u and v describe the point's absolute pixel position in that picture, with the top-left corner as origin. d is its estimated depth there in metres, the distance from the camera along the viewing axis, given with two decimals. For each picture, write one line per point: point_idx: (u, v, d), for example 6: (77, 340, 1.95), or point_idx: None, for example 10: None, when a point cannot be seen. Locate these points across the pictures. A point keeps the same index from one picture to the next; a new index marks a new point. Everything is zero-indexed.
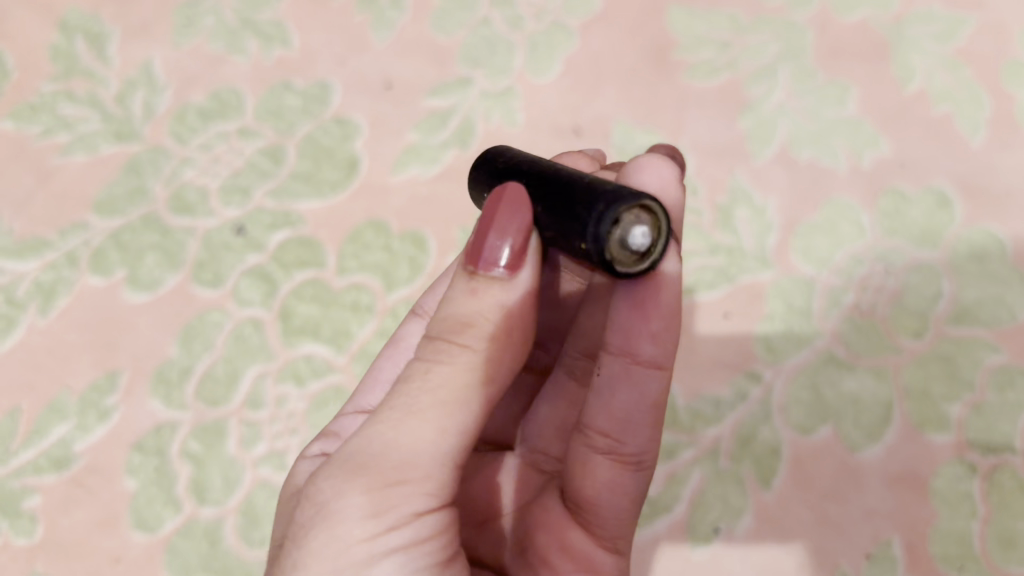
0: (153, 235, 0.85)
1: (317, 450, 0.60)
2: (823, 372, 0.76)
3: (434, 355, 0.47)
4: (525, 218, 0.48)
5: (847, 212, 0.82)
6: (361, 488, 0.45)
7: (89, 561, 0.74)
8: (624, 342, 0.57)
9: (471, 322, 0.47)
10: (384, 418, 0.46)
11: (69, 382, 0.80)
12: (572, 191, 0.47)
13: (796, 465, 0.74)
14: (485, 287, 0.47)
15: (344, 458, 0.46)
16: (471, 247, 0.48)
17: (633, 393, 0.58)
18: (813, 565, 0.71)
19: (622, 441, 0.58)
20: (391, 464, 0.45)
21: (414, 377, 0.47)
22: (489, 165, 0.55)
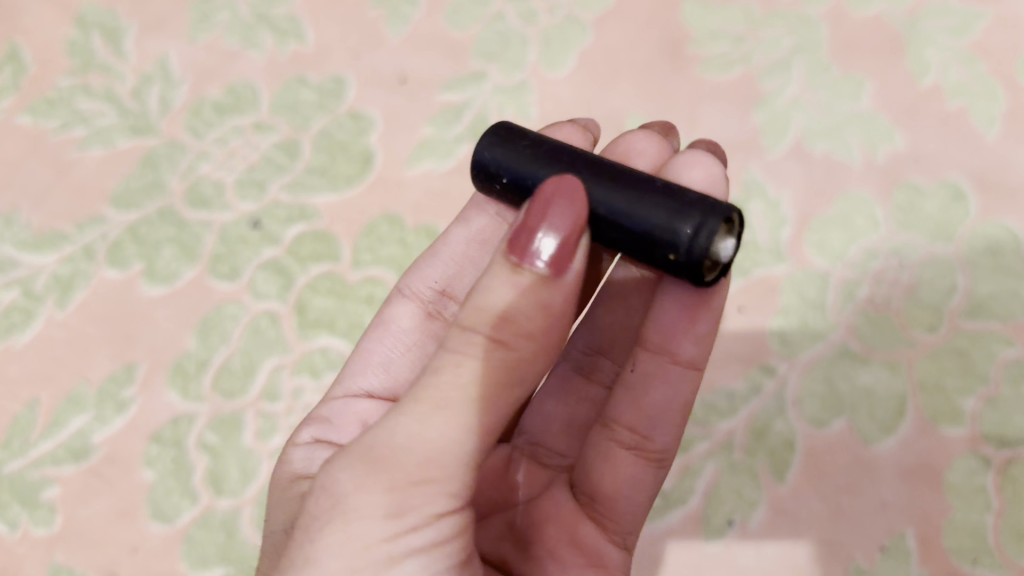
0: (170, 228, 0.85)
1: (307, 437, 0.60)
2: (837, 366, 0.76)
3: (467, 347, 0.44)
4: (580, 213, 0.44)
5: (861, 206, 0.82)
6: (380, 486, 0.43)
7: (107, 551, 0.75)
8: (666, 340, 0.58)
9: (508, 318, 0.43)
10: (407, 412, 0.44)
11: (87, 374, 0.81)
12: (649, 194, 0.48)
13: (810, 458, 0.74)
14: (530, 281, 0.43)
15: (361, 450, 0.44)
16: (518, 240, 0.44)
17: (668, 391, 0.59)
18: (828, 558, 0.71)
19: (649, 437, 0.59)
20: (412, 463, 0.43)
21: (441, 372, 0.44)
22: (506, 143, 0.52)
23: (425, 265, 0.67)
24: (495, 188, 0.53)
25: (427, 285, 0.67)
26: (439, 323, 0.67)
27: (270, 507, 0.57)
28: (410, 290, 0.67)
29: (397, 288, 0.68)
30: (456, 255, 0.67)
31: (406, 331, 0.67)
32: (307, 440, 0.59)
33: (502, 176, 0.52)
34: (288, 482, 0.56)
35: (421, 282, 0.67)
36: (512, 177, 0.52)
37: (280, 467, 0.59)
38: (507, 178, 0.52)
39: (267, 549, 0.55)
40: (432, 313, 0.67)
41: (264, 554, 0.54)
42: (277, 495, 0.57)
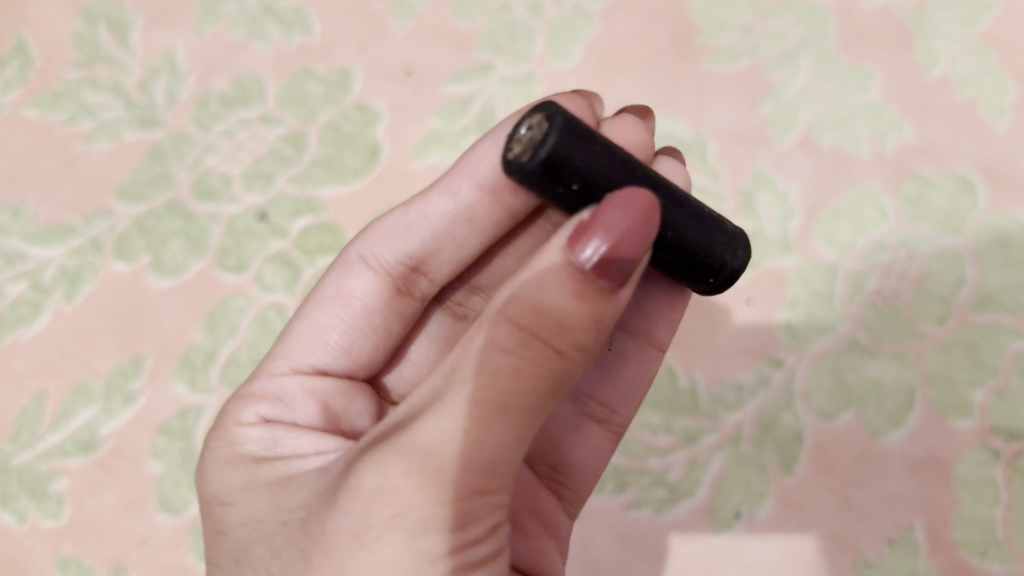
0: (177, 221, 0.85)
1: (254, 416, 0.56)
2: (846, 358, 0.76)
3: (526, 352, 0.41)
4: (650, 226, 0.42)
5: (869, 198, 0.82)
6: (442, 498, 0.41)
7: (115, 543, 0.75)
8: (643, 324, 0.66)
9: (565, 326, 0.41)
10: (460, 418, 0.40)
11: (94, 366, 0.81)
12: (699, 216, 0.53)
13: (818, 450, 0.74)
14: (590, 292, 0.41)
15: (413, 458, 0.41)
16: (586, 242, 0.41)
17: (640, 371, 0.67)
18: (835, 549, 0.72)
19: (617, 412, 0.67)
20: (472, 474, 0.41)
21: (495, 375, 0.40)
22: (579, 141, 0.48)
23: (393, 231, 0.63)
24: (555, 187, 0.49)
25: (397, 257, 0.63)
26: (397, 295, 0.64)
27: (235, 494, 0.51)
28: (376, 260, 0.63)
29: (357, 253, 0.63)
30: (436, 230, 0.62)
31: (362, 302, 0.63)
32: (255, 420, 0.56)
33: (574, 179, 0.48)
34: (250, 464, 0.52)
35: (390, 252, 0.63)
36: (584, 181, 0.48)
37: (226, 446, 0.55)
38: (579, 185, 0.49)
39: (232, 537, 0.50)
40: (397, 286, 0.64)
41: (244, 548, 0.49)
42: (240, 482, 0.52)
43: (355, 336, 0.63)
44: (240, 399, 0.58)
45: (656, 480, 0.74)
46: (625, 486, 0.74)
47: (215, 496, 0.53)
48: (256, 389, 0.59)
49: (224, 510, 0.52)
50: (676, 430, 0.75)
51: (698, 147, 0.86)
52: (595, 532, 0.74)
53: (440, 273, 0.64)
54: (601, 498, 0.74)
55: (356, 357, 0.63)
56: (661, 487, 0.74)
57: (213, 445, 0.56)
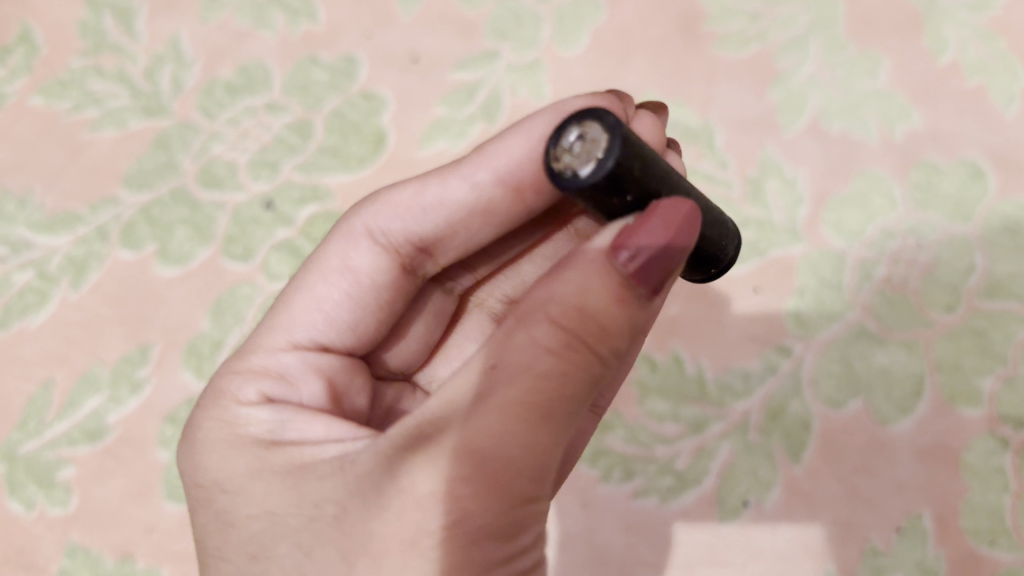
0: (183, 209, 0.85)
1: (255, 394, 0.54)
2: (854, 347, 0.76)
3: (569, 354, 0.41)
4: (690, 234, 0.44)
5: (878, 184, 0.81)
6: (499, 504, 0.40)
7: (122, 531, 0.75)
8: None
9: (606, 329, 0.42)
10: (512, 419, 0.40)
11: (102, 354, 0.81)
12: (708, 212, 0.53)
13: (825, 438, 0.74)
14: (629, 296, 0.42)
15: (467, 461, 0.40)
16: (627, 247, 0.42)
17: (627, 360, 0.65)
18: (843, 537, 0.71)
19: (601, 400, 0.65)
20: (525, 479, 0.41)
21: (543, 377, 0.41)
22: (633, 148, 0.44)
23: (403, 211, 0.61)
24: (609, 200, 0.45)
25: (406, 238, 0.61)
26: (401, 275, 0.62)
27: (243, 483, 0.49)
28: (383, 237, 0.61)
29: (362, 226, 0.61)
30: (450, 218, 0.60)
31: (364, 279, 0.61)
32: (257, 398, 0.53)
33: (630, 191, 0.44)
34: (260, 450, 0.50)
35: (399, 231, 0.61)
36: (640, 194, 0.45)
37: (225, 428, 0.52)
38: (633, 197, 0.45)
39: (238, 529, 0.47)
40: (403, 266, 0.62)
41: (263, 545, 0.46)
42: (249, 469, 0.49)
43: (355, 314, 0.61)
44: (238, 374, 0.56)
45: (663, 468, 0.73)
46: (632, 473, 0.74)
47: (214, 479, 0.50)
48: (255, 364, 0.57)
49: (226, 498, 0.49)
50: (683, 418, 0.74)
51: (706, 134, 0.85)
52: (602, 520, 0.73)
53: (445, 256, 0.63)
54: (608, 487, 0.74)
55: (355, 332, 0.61)
56: (668, 475, 0.73)
57: (208, 424, 0.53)
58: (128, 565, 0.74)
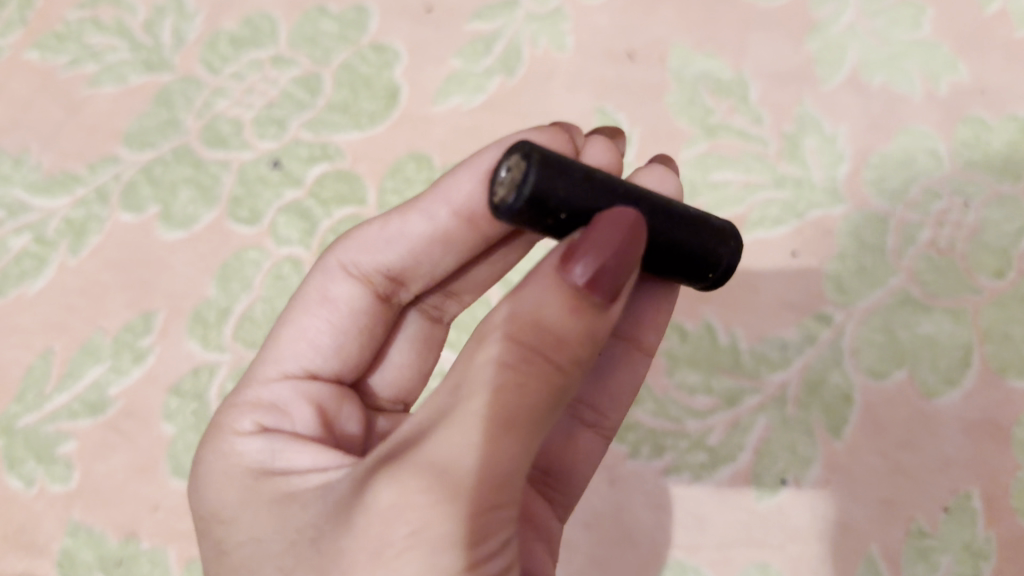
0: (186, 168, 0.80)
1: (250, 424, 0.50)
2: (898, 314, 0.71)
3: (525, 366, 0.37)
4: (637, 239, 0.40)
5: (922, 142, 0.77)
6: (460, 512, 0.36)
7: (127, 509, 0.70)
8: (632, 327, 0.59)
9: (564, 342, 0.38)
10: (469, 432, 0.36)
11: (103, 323, 0.76)
12: (680, 217, 0.46)
13: (867, 412, 0.69)
14: (583, 306, 0.39)
15: (425, 472, 0.37)
16: (576, 261, 0.38)
17: (631, 376, 0.60)
18: (888, 516, 0.67)
19: (607, 414, 0.60)
20: (489, 488, 0.36)
21: (500, 391, 0.37)
22: (554, 165, 0.41)
23: (373, 243, 0.57)
24: (543, 224, 0.42)
25: (377, 267, 0.57)
26: (379, 305, 0.59)
27: (235, 511, 0.46)
28: (354, 268, 0.58)
29: (336, 260, 0.58)
30: (411, 247, 0.56)
31: (347, 311, 0.58)
32: (253, 428, 0.50)
33: (563, 209, 0.41)
34: (251, 479, 0.47)
35: (370, 263, 0.57)
36: (575, 210, 0.41)
37: (222, 461, 0.49)
38: (563, 212, 0.41)
39: (232, 559, 0.45)
40: (378, 295, 0.59)
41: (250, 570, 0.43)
42: (240, 497, 0.46)
43: (341, 342, 0.58)
44: (232, 408, 0.52)
45: (695, 444, 0.69)
46: (662, 449, 0.69)
47: (208, 513, 0.48)
48: (246, 398, 0.53)
49: (222, 529, 0.46)
50: (716, 391, 0.70)
51: (739, 88, 0.80)
52: (632, 500, 0.68)
53: (420, 282, 0.59)
54: (636, 464, 0.69)
55: (342, 359, 0.58)
56: (700, 451, 0.68)
57: (203, 458, 0.50)
58: (133, 544, 0.69)
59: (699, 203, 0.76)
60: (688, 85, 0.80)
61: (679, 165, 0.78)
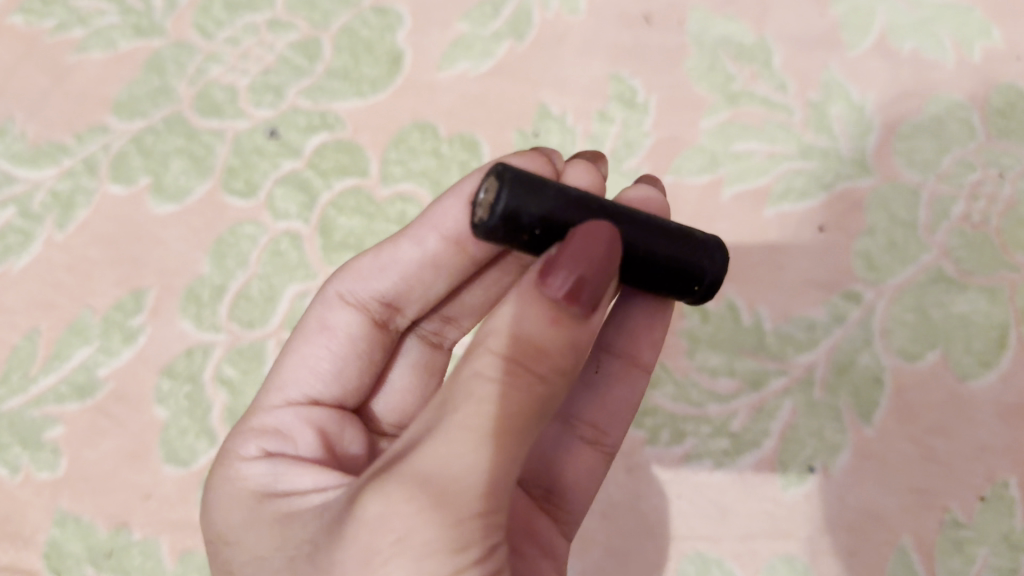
0: (178, 138, 0.76)
1: (255, 450, 0.48)
2: (931, 292, 0.67)
3: (506, 376, 0.36)
4: (609, 250, 0.39)
5: (956, 110, 0.72)
6: (445, 521, 0.35)
7: (117, 497, 0.66)
8: (628, 344, 0.54)
9: (543, 352, 0.37)
10: (452, 442, 0.35)
11: (91, 301, 0.72)
12: (665, 231, 0.44)
13: (899, 396, 0.65)
14: (562, 317, 0.37)
15: (410, 482, 0.36)
16: (552, 273, 0.37)
17: (629, 395, 0.55)
18: (921, 506, 0.63)
19: (606, 431, 0.54)
20: (475, 497, 0.35)
21: (483, 402, 0.36)
22: (524, 184, 0.42)
23: (370, 271, 0.54)
24: (519, 240, 0.42)
25: (370, 294, 0.54)
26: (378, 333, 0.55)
27: (239, 532, 0.45)
28: (353, 295, 0.54)
29: (333, 290, 0.55)
30: (404, 273, 0.54)
31: (346, 339, 0.54)
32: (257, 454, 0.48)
33: (536, 224, 0.41)
34: (253, 501, 0.45)
35: (363, 290, 0.54)
36: (548, 224, 0.41)
37: (229, 486, 0.47)
38: (535, 229, 0.41)
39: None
40: (376, 323, 0.55)
41: None
42: (243, 518, 0.45)
43: (340, 370, 0.54)
44: (235, 436, 0.50)
45: (717, 430, 0.65)
46: (683, 436, 0.65)
47: (217, 536, 0.46)
48: (252, 425, 0.51)
49: (229, 552, 0.45)
50: (739, 374, 0.66)
51: (762, 52, 0.75)
52: (650, 489, 0.65)
53: (415, 307, 0.56)
54: (654, 451, 0.65)
55: (346, 385, 0.55)
56: (723, 438, 0.65)
57: (212, 483, 0.48)
58: (123, 535, 0.65)
59: (721, 174, 0.72)
60: (708, 49, 0.76)
61: (698, 135, 0.73)
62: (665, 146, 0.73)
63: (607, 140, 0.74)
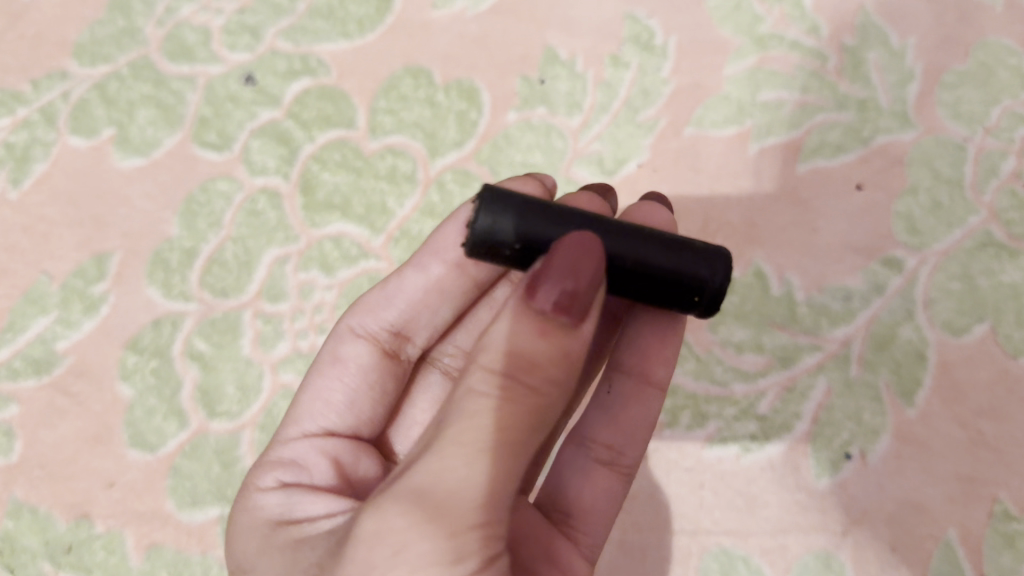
0: (145, 84, 0.68)
1: (271, 481, 0.44)
2: (979, 258, 0.61)
3: (496, 388, 0.31)
4: (590, 263, 0.33)
5: (1005, 56, 0.65)
6: (439, 536, 0.30)
7: (78, 486, 0.60)
8: (640, 360, 0.47)
9: (536, 361, 0.32)
10: (447, 455, 0.31)
11: (48, 267, 0.65)
12: (662, 239, 0.38)
13: (944, 374, 0.59)
14: (553, 328, 0.32)
15: (403, 496, 0.31)
16: (540, 285, 0.32)
17: (645, 413, 0.47)
18: (967, 497, 0.57)
19: (624, 451, 0.47)
20: (476, 509, 0.30)
21: (476, 415, 0.31)
22: (503, 197, 0.37)
23: (379, 304, 0.49)
24: (498, 257, 0.37)
25: (380, 324, 0.49)
26: (393, 365, 0.50)
27: (251, 559, 0.41)
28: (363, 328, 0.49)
29: (345, 324, 0.49)
30: (411, 300, 0.49)
31: (361, 373, 0.49)
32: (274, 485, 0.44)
33: (515, 239, 0.36)
34: (266, 530, 0.42)
35: (373, 321, 0.49)
36: (527, 239, 0.36)
37: (245, 515, 0.43)
38: (511, 246, 0.36)
39: None
40: (387, 354, 0.49)
41: None
42: (258, 547, 0.41)
43: (353, 400, 0.48)
44: (255, 468, 0.46)
45: (743, 412, 0.59)
46: (705, 418, 0.59)
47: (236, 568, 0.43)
48: (269, 458, 0.46)
49: None
50: (768, 349, 0.60)
51: None
52: (669, 477, 0.59)
53: (426, 334, 0.50)
54: (674, 434, 0.59)
55: (364, 419, 0.49)
56: (749, 421, 0.59)
57: (234, 512, 0.45)
58: (84, 528, 0.59)
59: (747, 126, 0.65)
60: None
61: (721, 82, 0.66)
62: (686, 94, 0.66)
63: (621, 87, 0.66)
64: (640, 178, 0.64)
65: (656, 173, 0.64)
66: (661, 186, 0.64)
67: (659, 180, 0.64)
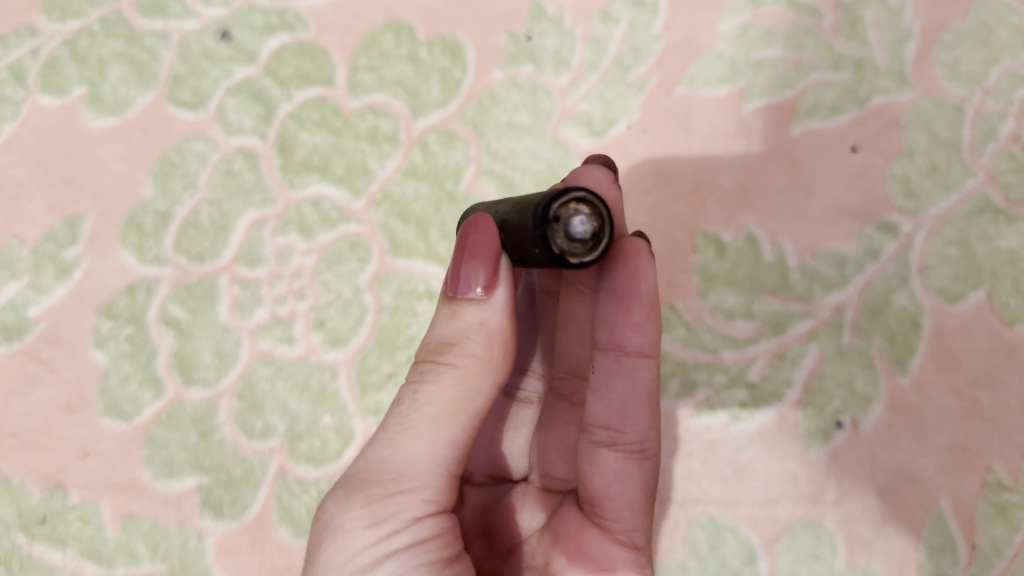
0: (117, 41, 0.65)
1: None
2: (977, 223, 0.59)
3: (421, 376, 0.38)
4: (477, 245, 0.39)
5: (1005, 15, 0.63)
6: (359, 501, 0.36)
7: (51, 456, 0.58)
8: (611, 333, 0.45)
9: (452, 343, 0.38)
10: (380, 437, 0.37)
11: (18, 231, 0.62)
12: (527, 205, 0.36)
13: (939, 342, 0.57)
14: (465, 309, 0.39)
15: (345, 476, 0.37)
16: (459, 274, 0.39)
17: (632, 386, 0.45)
18: (960, 467, 0.56)
19: (624, 430, 0.45)
20: (394, 476, 0.36)
21: (401, 401, 0.38)
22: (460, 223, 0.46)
23: None
24: None
25: None
26: None
27: None
28: None
29: None
30: None
31: None
32: None
33: None
34: None
35: None
36: None
37: None
38: None
39: None
40: None
41: None
42: None
43: None
44: None
45: (733, 380, 0.58)
46: (694, 386, 0.58)
47: None
48: None
49: None
50: (759, 315, 0.58)
51: None
52: None
53: None
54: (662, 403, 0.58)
55: None
56: (739, 389, 0.58)
57: None
58: (58, 499, 0.58)
59: (740, 85, 0.63)
60: None
61: (714, 40, 0.64)
62: (677, 52, 0.64)
63: (610, 45, 0.64)
64: (629, 139, 0.62)
65: (644, 134, 0.62)
66: (652, 148, 0.62)
67: (649, 142, 0.62)
